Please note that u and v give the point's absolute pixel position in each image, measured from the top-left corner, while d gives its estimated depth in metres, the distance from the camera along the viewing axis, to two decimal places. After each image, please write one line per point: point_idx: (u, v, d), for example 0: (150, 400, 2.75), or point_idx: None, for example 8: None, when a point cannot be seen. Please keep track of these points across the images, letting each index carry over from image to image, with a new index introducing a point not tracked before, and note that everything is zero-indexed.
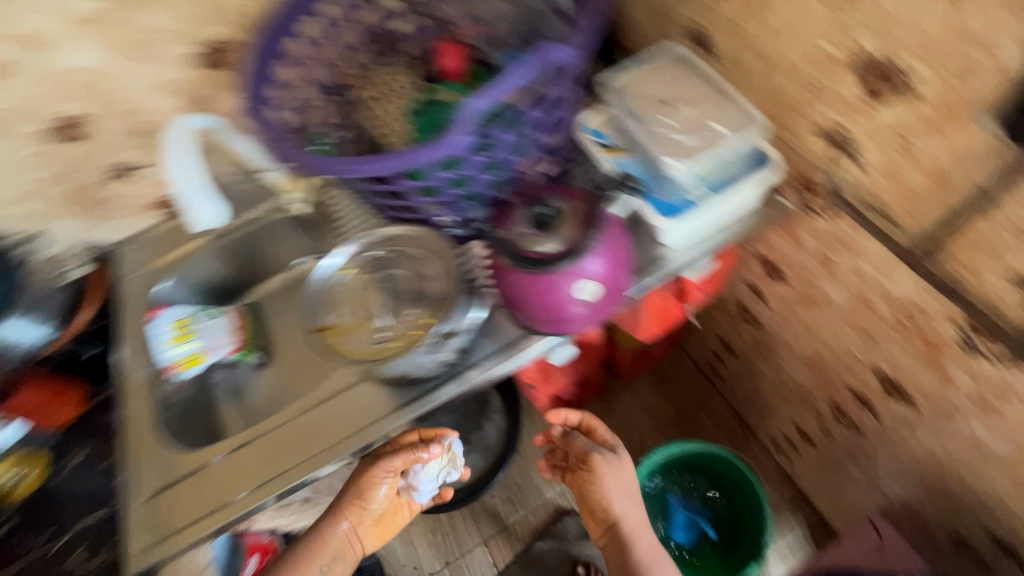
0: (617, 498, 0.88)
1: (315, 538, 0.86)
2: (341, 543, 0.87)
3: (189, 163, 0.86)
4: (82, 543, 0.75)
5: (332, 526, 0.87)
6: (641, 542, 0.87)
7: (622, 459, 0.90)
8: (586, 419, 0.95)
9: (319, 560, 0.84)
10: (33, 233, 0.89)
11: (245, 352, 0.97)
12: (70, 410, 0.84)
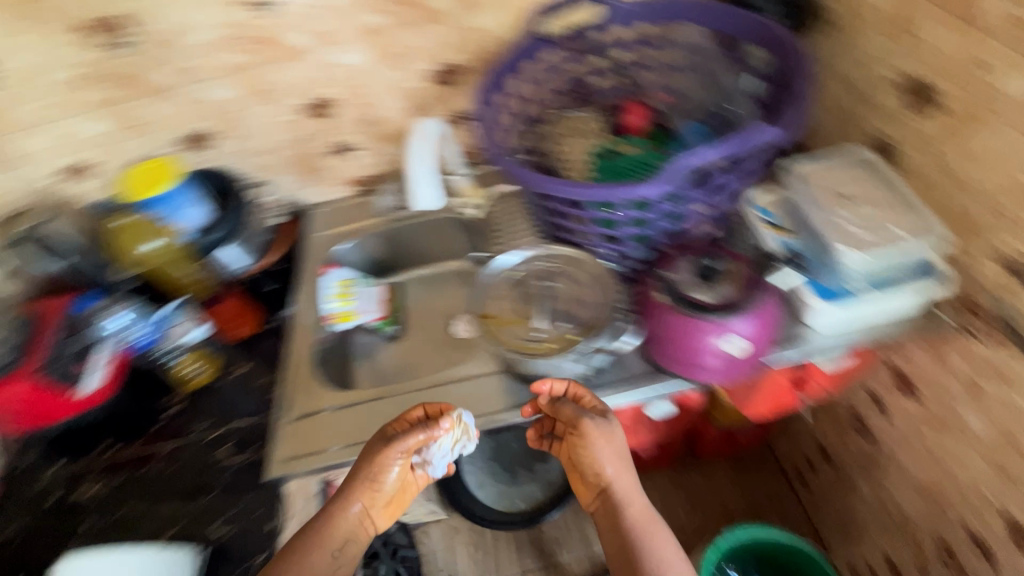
0: (608, 464, 0.71)
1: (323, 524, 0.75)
2: (350, 524, 0.76)
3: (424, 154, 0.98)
4: (230, 439, 0.89)
5: (343, 509, 0.76)
6: (637, 516, 0.71)
7: (615, 421, 0.73)
8: (572, 383, 0.74)
9: (332, 539, 0.74)
10: (261, 180, 1.09)
11: (385, 322, 1.09)
12: (249, 325, 1.02)
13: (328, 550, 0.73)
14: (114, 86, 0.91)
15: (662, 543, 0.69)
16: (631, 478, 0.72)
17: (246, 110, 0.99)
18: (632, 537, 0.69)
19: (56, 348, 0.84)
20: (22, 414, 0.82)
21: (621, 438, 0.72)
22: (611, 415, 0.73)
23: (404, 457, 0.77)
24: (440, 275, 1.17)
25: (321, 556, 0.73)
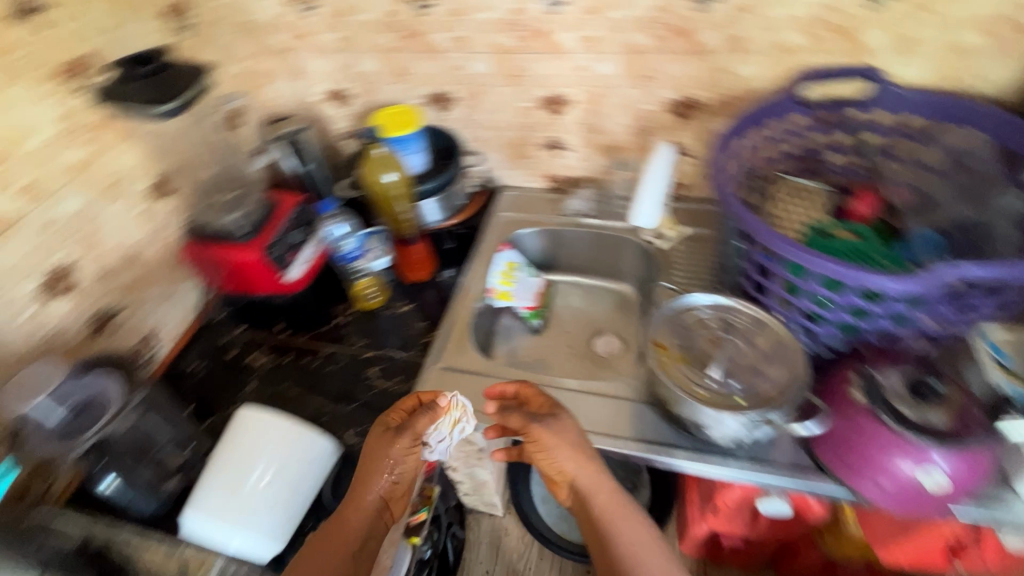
0: (564, 463, 0.74)
1: (340, 515, 0.71)
2: (368, 518, 0.72)
3: (659, 174, 0.97)
4: (378, 365, 0.98)
5: (356, 505, 0.72)
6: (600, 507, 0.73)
7: (565, 417, 0.75)
8: (520, 386, 0.79)
9: (355, 527, 0.71)
10: (474, 150, 1.19)
11: (534, 314, 1.13)
12: (424, 273, 1.12)
13: (345, 547, 0.69)
14: (399, 36, 1.04)
15: (629, 528, 0.72)
16: (593, 466, 0.74)
17: (492, 87, 1.07)
18: (606, 526, 0.72)
19: (281, 237, 0.98)
20: (235, 275, 0.98)
21: (577, 435, 0.75)
22: (560, 415, 0.76)
23: (412, 447, 0.74)
24: (599, 288, 1.20)
25: (340, 550, 0.68)
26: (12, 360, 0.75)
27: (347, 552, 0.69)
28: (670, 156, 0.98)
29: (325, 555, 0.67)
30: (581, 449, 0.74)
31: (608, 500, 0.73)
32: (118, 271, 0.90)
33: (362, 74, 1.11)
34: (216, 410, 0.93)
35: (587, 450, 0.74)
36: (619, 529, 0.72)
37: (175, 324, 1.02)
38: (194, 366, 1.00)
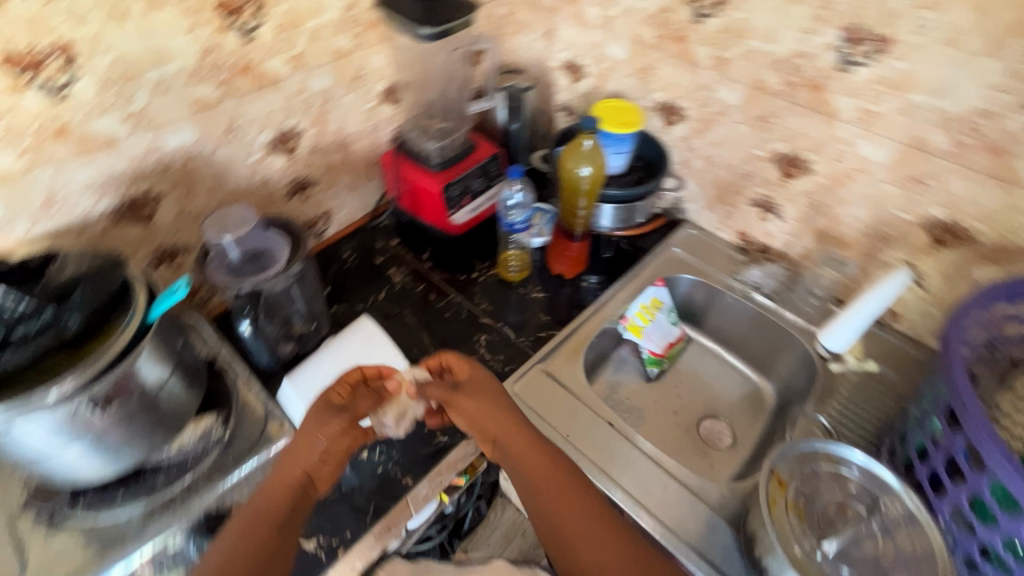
0: (485, 426, 0.70)
1: (263, 495, 0.63)
2: (295, 497, 0.63)
3: (876, 304, 0.85)
4: (488, 335, 0.98)
5: (279, 479, 0.64)
6: (533, 481, 0.67)
7: (477, 370, 0.74)
8: (440, 355, 0.75)
9: (281, 502, 0.62)
10: (676, 174, 1.12)
11: (654, 361, 1.06)
12: (569, 271, 1.07)
13: (273, 525, 0.61)
14: (661, 35, 0.98)
15: (580, 511, 0.65)
16: (511, 422, 0.70)
17: (730, 120, 0.98)
18: (544, 492, 0.66)
19: (463, 180, 1.02)
20: (412, 194, 1.06)
21: (494, 395, 0.73)
22: (478, 378, 0.74)
23: (346, 430, 0.68)
24: (735, 370, 1.09)
25: (263, 525, 0.60)
26: (228, 189, 0.89)
27: (273, 533, 0.60)
28: (897, 287, 0.84)
29: (250, 538, 0.59)
30: (496, 408, 0.71)
31: (542, 476, 0.67)
32: (328, 150, 1.01)
33: (607, 59, 1.09)
34: (345, 301, 1.02)
35: (501, 401, 0.72)
36: (571, 516, 0.65)
37: (350, 212, 1.12)
38: (348, 255, 1.10)
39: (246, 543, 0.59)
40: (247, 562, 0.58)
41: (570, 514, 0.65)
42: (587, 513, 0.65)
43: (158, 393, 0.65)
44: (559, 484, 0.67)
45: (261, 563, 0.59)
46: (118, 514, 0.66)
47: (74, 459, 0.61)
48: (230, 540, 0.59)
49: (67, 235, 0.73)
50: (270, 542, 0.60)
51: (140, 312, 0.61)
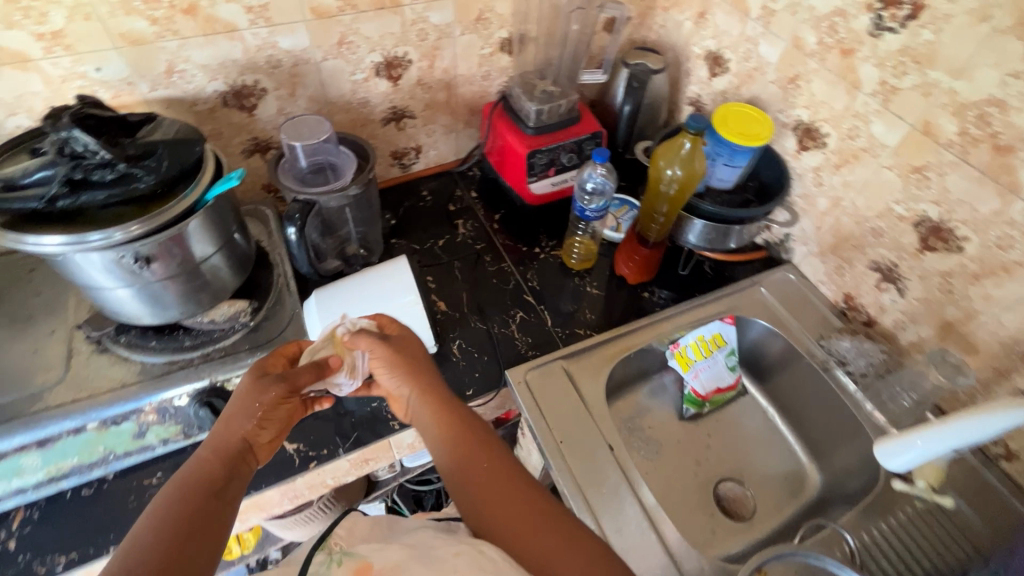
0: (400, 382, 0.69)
1: (197, 459, 0.55)
2: (232, 462, 0.56)
3: (957, 437, 0.64)
4: (526, 314, 0.94)
5: (216, 445, 0.57)
6: (456, 455, 0.63)
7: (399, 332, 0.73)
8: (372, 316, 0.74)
9: (218, 470, 0.54)
10: (792, 207, 0.97)
11: (694, 402, 0.96)
12: (632, 277, 0.98)
13: (214, 484, 0.53)
14: (824, 42, 0.83)
15: (524, 498, 0.59)
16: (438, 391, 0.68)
17: (876, 162, 0.82)
18: (506, 505, 0.58)
19: (553, 151, 0.97)
20: (500, 151, 1.03)
21: (411, 353, 0.70)
22: (407, 344, 0.72)
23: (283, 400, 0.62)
24: (784, 443, 0.96)
25: (197, 492, 0.51)
26: (329, 100, 0.92)
27: (215, 492, 0.52)
28: (998, 425, 0.62)
29: (184, 506, 0.50)
30: (415, 367, 0.70)
31: (495, 480, 0.61)
32: (433, 87, 1.01)
33: (754, 58, 0.95)
34: (406, 237, 1.04)
35: (423, 364, 0.71)
36: (531, 525, 0.56)
37: (440, 153, 1.13)
38: (425, 195, 1.12)
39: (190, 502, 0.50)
40: (182, 524, 0.48)
41: (508, 501, 0.59)
42: (523, 500, 0.59)
43: (201, 265, 0.71)
44: (513, 489, 0.60)
45: (204, 522, 0.49)
46: (146, 359, 0.73)
47: (122, 298, 0.69)
48: (164, 503, 0.50)
49: (178, 106, 0.80)
50: (215, 503, 0.51)
51: (201, 187, 0.65)
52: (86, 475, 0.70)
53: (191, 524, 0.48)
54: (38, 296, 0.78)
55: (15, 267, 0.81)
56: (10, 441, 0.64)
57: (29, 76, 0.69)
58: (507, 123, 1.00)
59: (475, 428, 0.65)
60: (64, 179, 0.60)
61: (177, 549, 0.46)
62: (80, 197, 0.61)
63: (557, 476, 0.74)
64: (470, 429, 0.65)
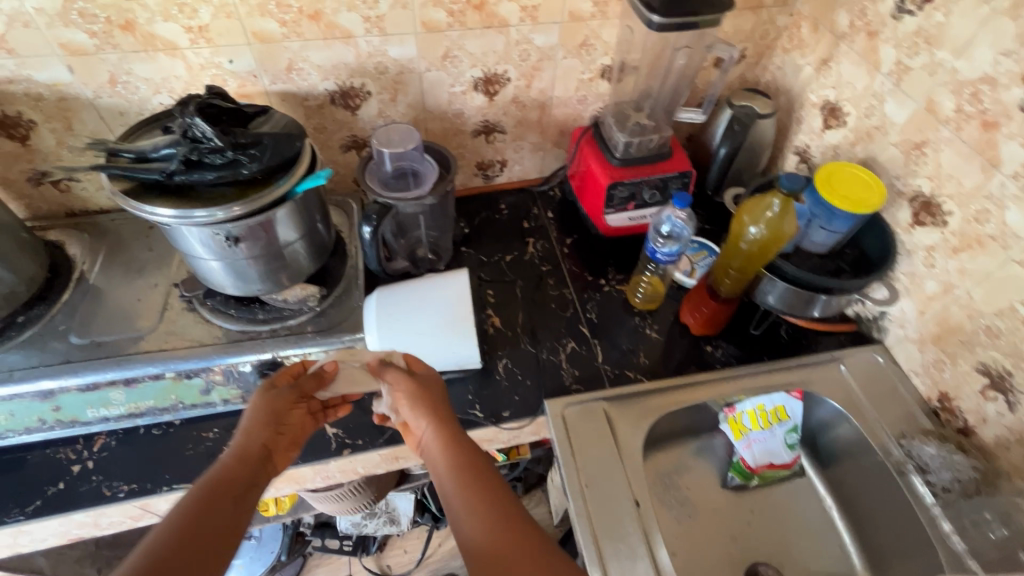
0: (420, 415, 0.69)
1: (220, 466, 0.60)
2: (251, 467, 0.61)
3: None
4: (577, 345, 0.92)
5: (235, 453, 0.62)
6: (454, 491, 0.63)
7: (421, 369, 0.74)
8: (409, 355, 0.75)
9: (237, 474, 0.60)
10: (894, 284, 0.87)
11: (741, 472, 0.90)
12: (696, 328, 0.92)
13: (233, 489, 0.58)
14: (964, 110, 0.74)
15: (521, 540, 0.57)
16: (451, 429, 0.68)
17: (1004, 253, 0.71)
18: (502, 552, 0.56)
19: (635, 185, 0.95)
20: (583, 177, 1.02)
21: (424, 386, 0.71)
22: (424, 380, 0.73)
23: (292, 405, 0.70)
24: (836, 540, 0.87)
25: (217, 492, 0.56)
26: (426, 108, 0.96)
27: (234, 495, 0.57)
28: None
29: (206, 504, 0.54)
30: (434, 403, 0.70)
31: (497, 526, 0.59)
32: (528, 106, 1.02)
33: (878, 115, 0.87)
34: (476, 246, 1.06)
35: (433, 395, 0.71)
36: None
37: (524, 169, 1.14)
38: (503, 208, 1.13)
39: (210, 505, 0.54)
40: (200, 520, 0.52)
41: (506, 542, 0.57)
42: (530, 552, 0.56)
43: (284, 250, 0.77)
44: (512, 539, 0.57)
45: (219, 521, 0.53)
46: (224, 324, 0.81)
47: (213, 268, 0.77)
48: (185, 505, 0.54)
49: (292, 99, 0.88)
50: (232, 510, 0.55)
51: (291, 181, 0.71)
52: (157, 417, 0.78)
53: (203, 532, 0.52)
54: (152, 251, 0.89)
55: (140, 222, 0.93)
56: (104, 374, 0.74)
57: (175, 62, 0.79)
58: (594, 150, 0.99)
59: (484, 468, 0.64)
60: (181, 157, 0.67)
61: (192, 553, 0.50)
62: (193, 175, 0.68)
63: (575, 520, 0.73)
64: (476, 460, 0.65)
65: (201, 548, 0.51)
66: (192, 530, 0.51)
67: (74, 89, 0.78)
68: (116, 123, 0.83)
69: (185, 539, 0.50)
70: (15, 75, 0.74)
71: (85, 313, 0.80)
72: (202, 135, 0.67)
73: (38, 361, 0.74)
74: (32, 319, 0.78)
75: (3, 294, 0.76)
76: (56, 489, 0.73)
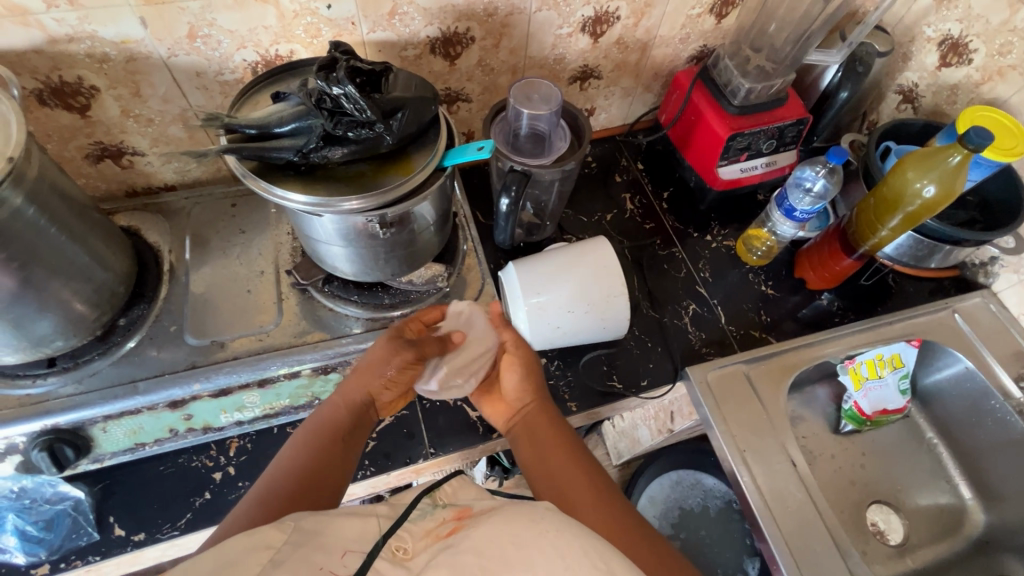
0: (510, 379, 0.70)
1: (328, 409, 0.63)
2: (356, 413, 0.63)
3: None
4: (697, 307, 0.91)
5: (342, 397, 0.63)
6: (526, 430, 0.68)
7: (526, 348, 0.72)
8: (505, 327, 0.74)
9: (342, 417, 0.62)
10: (1016, 231, 0.87)
11: (855, 418, 0.92)
12: (815, 283, 0.92)
13: (337, 436, 0.60)
14: None
15: (573, 461, 0.62)
16: (531, 385, 0.70)
17: None
18: (561, 480, 0.60)
19: (754, 135, 0.89)
20: (689, 125, 0.95)
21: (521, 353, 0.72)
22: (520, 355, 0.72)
23: (411, 364, 0.64)
24: (944, 473, 0.93)
25: (326, 437, 0.60)
26: (527, 54, 0.86)
27: (336, 443, 0.60)
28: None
29: (314, 446, 0.59)
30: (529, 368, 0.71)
31: (555, 459, 0.63)
32: (630, 48, 0.93)
33: (1015, 54, 0.82)
34: (572, 206, 1.00)
35: (527, 363, 0.71)
36: (579, 495, 0.58)
37: (610, 117, 1.06)
38: (590, 161, 1.06)
39: (311, 449, 0.58)
40: (309, 463, 0.57)
41: (561, 462, 0.62)
42: (589, 480, 0.60)
43: (419, 232, 0.70)
44: (568, 465, 0.62)
45: (325, 461, 0.58)
46: (349, 312, 0.74)
47: (338, 255, 0.69)
48: (302, 447, 0.58)
49: (390, 49, 0.76)
50: (337, 456, 0.59)
51: (439, 154, 0.63)
52: (293, 415, 0.74)
53: (311, 469, 0.56)
54: (244, 234, 0.80)
55: (218, 199, 0.83)
56: (237, 378, 0.67)
57: (267, 10, 0.66)
58: (706, 96, 0.92)
59: (552, 420, 0.68)
60: (323, 132, 0.58)
61: (295, 487, 0.54)
62: (333, 152, 0.59)
63: (744, 489, 0.72)
64: (541, 416, 0.68)
65: (306, 480, 0.55)
66: (303, 470, 0.56)
67: (146, 47, 0.65)
68: (191, 85, 0.71)
69: (286, 479, 0.55)
70: (77, 32, 0.61)
71: (193, 309, 0.73)
72: (351, 105, 0.57)
73: (160, 369, 0.68)
74: (136, 321, 0.71)
75: (104, 297, 0.68)
76: (204, 499, 0.70)
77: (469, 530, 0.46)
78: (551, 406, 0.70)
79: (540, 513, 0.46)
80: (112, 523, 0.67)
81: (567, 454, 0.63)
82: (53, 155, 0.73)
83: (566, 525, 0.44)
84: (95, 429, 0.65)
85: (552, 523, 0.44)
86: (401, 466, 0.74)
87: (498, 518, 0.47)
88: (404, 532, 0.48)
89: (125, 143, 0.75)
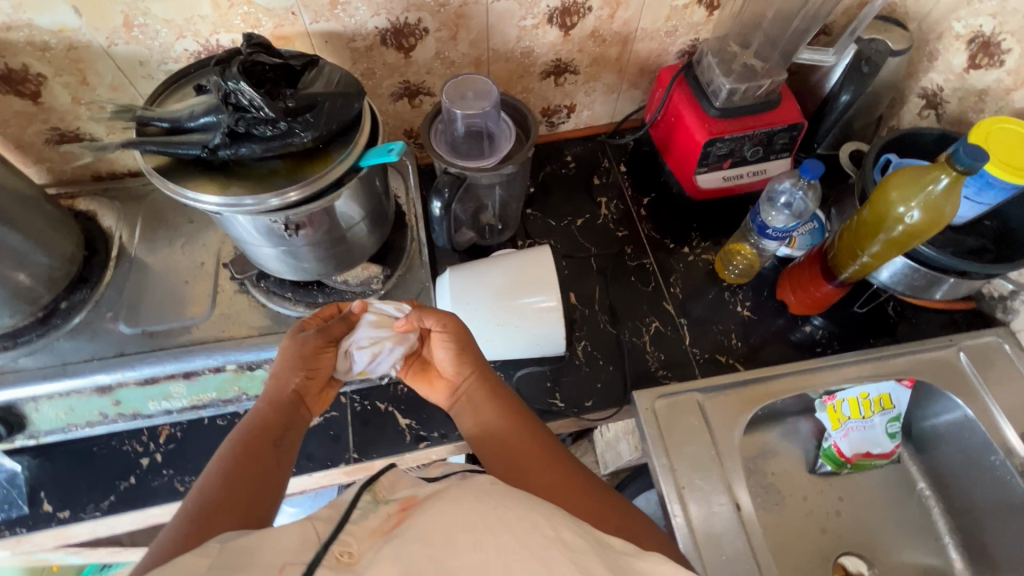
0: (456, 363, 0.65)
1: (254, 413, 0.59)
2: (287, 412, 0.60)
3: None
4: (661, 325, 0.84)
5: (269, 394, 0.60)
6: (484, 413, 0.64)
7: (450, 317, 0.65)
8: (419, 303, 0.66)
9: (275, 420, 0.58)
10: None
11: (833, 459, 0.83)
12: (795, 308, 0.83)
13: (269, 438, 0.56)
14: None
15: (540, 447, 0.60)
16: (474, 372, 0.65)
17: None
18: (529, 468, 0.57)
19: (736, 140, 0.81)
20: (670, 126, 0.88)
21: (459, 333, 0.65)
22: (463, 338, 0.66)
23: (324, 348, 0.64)
24: (933, 530, 0.82)
25: (257, 442, 0.56)
26: (491, 46, 0.81)
27: (271, 445, 0.56)
28: None
29: (243, 456, 0.54)
30: (473, 350, 0.66)
31: (522, 447, 0.60)
32: (608, 41, 0.86)
33: None
34: (543, 208, 0.95)
35: (468, 344, 0.65)
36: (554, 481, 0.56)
37: (593, 115, 1.00)
38: (569, 160, 1.00)
39: (238, 457, 0.54)
40: (242, 473, 0.52)
41: (527, 451, 0.59)
42: (556, 465, 0.58)
43: (346, 232, 0.67)
44: (535, 453, 0.59)
45: (256, 467, 0.53)
46: (282, 309, 0.74)
47: (268, 255, 0.68)
48: (228, 457, 0.54)
49: (337, 40, 0.74)
50: (269, 458, 0.55)
51: (355, 154, 0.60)
52: (221, 408, 0.74)
53: (246, 482, 0.52)
54: (192, 223, 0.80)
55: None
56: (162, 368, 0.68)
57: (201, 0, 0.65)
58: (686, 95, 0.84)
59: (516, 405, 0.65)
60: (226, 129, 0.56)
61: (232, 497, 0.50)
62: (240, 149, 0.57)
63: (676, 530, 0.66)
64: (501, 401, 0.64)
65: (245, 490, 0.51)
66: (234, 479, 0.51)
67: (84, 36, 0.65)
68: (137, 74, 0.71)
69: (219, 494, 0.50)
70: (14, 20, 0.62)
71: (132, 296, 0.74)
72: (248, 102, 0.55)
73: (92, 352, 0.70)
74: (77, 304, 0.73)
75: (44, 279, 0.69)
76: (128, 483, 0.71)
77: (414, 520, 0.38)
78: (499, 386, 0.66)
79: (486, 489, 0.40)
80: (42, 498, 0.70)
81: (536, 440, 0.61)
82: (13, 139, 0.75)
83: (513, 494, 0.40)
84: (29, 407, 0.68)
85: (494, 496, 0.39)
86: (321, 469, 0.73)
87: (444, 502, 0.40)
88: (347, 535, 0.39)
89: (82, 129, 0.76)
